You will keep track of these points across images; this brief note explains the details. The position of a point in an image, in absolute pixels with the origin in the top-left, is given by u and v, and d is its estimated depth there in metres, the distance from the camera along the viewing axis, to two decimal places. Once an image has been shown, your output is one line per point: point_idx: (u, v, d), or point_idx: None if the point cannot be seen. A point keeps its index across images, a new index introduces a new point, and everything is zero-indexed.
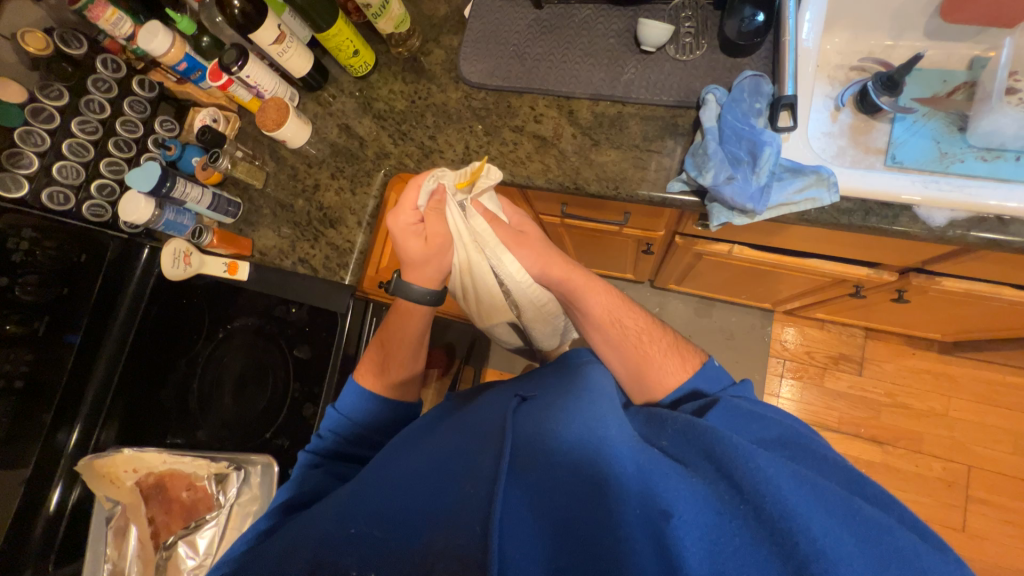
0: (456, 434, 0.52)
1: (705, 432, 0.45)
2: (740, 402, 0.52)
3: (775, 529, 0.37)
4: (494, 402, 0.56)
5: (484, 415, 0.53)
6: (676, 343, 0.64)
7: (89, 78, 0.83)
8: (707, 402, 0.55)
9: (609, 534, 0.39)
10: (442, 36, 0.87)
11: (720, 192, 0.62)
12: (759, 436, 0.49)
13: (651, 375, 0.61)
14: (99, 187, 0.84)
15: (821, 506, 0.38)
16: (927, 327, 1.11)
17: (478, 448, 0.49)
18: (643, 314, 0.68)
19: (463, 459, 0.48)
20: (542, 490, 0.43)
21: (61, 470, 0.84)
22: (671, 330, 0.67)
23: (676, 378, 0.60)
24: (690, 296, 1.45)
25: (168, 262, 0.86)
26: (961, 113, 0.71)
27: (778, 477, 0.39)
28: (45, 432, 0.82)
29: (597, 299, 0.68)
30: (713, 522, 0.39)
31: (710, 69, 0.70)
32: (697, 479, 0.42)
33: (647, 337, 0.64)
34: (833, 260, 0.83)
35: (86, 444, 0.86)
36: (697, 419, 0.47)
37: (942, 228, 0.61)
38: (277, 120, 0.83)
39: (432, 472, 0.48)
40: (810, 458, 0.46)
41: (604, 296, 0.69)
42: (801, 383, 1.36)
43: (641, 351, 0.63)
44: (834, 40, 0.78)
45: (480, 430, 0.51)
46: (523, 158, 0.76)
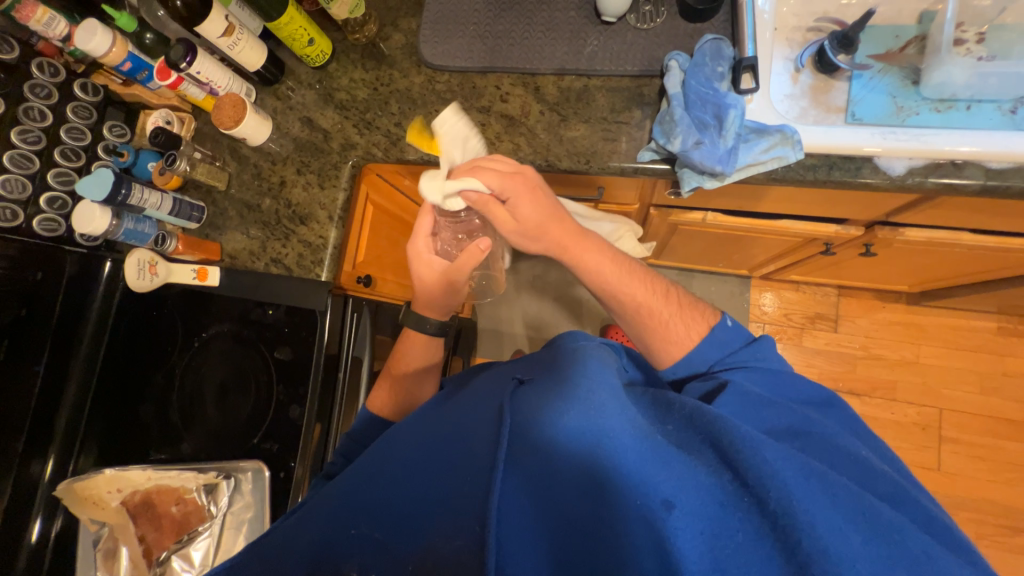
0: (453, 420, 0.52)
1: (712, 420, 0.45)
2: (753, 391, 0.53)
3: (779, 523, 0.38)
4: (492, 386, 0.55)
5: (481, 400, 0.53)
6: (685, 304, 0.65)
7: (26, 83, 0.77)
8: (716, 387, 0.56)
9: (607, 522, 0.40)
10: (399, 19, 0.84)
11: (689, 157, 0.62)
12: (772, 424, 0.50)
13: (661, 338, 0.63)
14: (49, 201, 0.80)
15: (828, 496, 0.39)
16: (894, 279, 1.16)
17: (475, 435, 0.48)
18: (643, 277, 0.65)
19: (459, 446, 0.47)
20: (539, 476, 0.43)
21: (38, 501, 0.81)
22: (678, 291, 0.66)
23: (681, 349, 0.62)
24: (670, 269, 1.47)
25: (133, 273, 0.83)
26: (914, 67, 0.73)
27: (788, 471, 0.40)
28: (17, 462, 0.79)
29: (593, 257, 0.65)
30: (715, 514, 0.39)
31: (672, 36, 0.70)
32: (700, 465, 0.42)
33: (649, 310, 0.63)
34: (804, 220, 0.84)
35: (63, 470, 0.83)
36: (706, 405, 0.46)
37: (902, 176, 0.63)
38: (235, 117, 0.80)
39: (427, 457, 0.48)
40: (819, 447, 0.47)
41: (602, 259, 0.65)
42: (781, 344, 1.41)
43: (646, 322, 0.63)
44: (790, 3, 0.79)
45: (478, 416, 0.50)
46: (492, 139, 0.76)
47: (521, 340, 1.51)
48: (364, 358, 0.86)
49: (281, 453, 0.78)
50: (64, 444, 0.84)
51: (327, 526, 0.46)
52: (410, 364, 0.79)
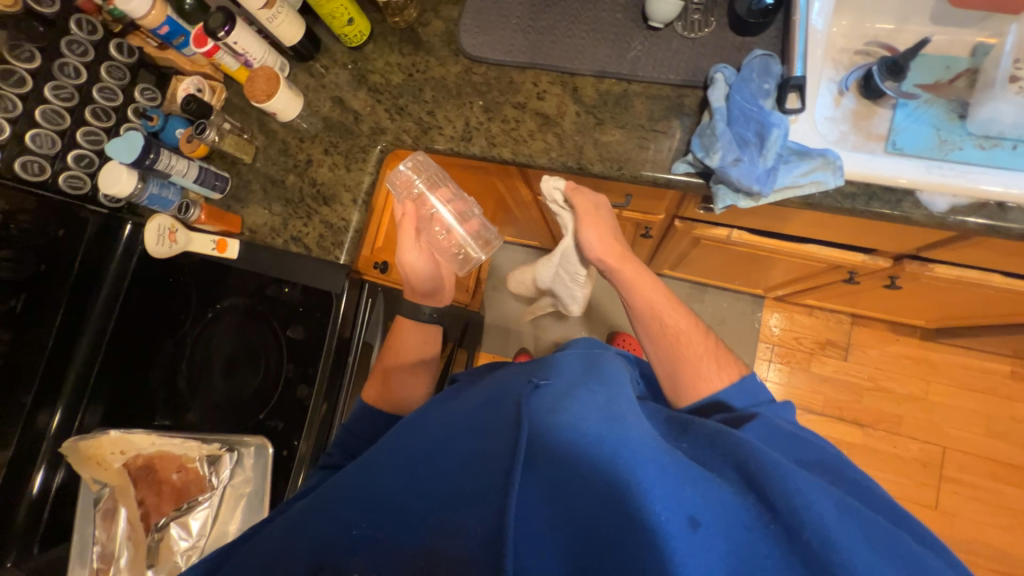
0: (471, 417, 0.52)
1: (736, 443, 0.46)
2: (776, 424, 0.54)
3: (810, 555, 0.37)
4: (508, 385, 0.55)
5: (499, 398, 0.53)
6: (717, 348, 0.66)
7: (63, 40, 0.77)
8: (742, 416, 0.56)
9: (628, 536, 0.38)
10: (441, 6, 0.83)
11: (727, 174, 0.61)
12: (794, 456, 0.50)
13: (688, 376, 0.64)
14: (77, 158, 0.80)
15: (861, 533, 0.38)
16: (913, 313, 1.14)
17: (492, 433, 0.47)
18: (689, 313, 0.70)
19: (476, 444, 0.47)
20: (561, 479, 0.42)
21: (43, 453, 0.82)
22: (717, 336, 0.68)
23: (709, 387, 0.62)
24: (683, 282, 1.46)
25: (152, 239, 0.82)
26: (962, 100, 0.72)
27: (819, 503, 0.39)
28: (26, 413, 0.79)
29: (636, 280, 0.71)
30: (741, 536, 0.39)
31: (719, 48, 0.69)
32: (725, 488, 0.42)
33: (688, 340, 0.66)
34: (831, 246, 0.83)
35: (69, 426, 0.83)
36: (727, 430, 0.48)
37: (943, 214, 0.61)
38: (268, 92, 0.80)
39: (445, 452, 0.48)
40: (848, 484, 0.46)
41: (647, 284, 0.70)
42: (788, 367, 1.39)
43: (680, 352, 0.66)
44: (841, 23, 0.78)
45: (495, 414, 0.50)
46: (525, 136, 0.75)
47: (527, 339, 1.50)
48: (375, 344, 0.89)
49: (286, 431, 0.78)
50: (70, 401, 0.84)
51: (336, 520, 0.46)
52: None
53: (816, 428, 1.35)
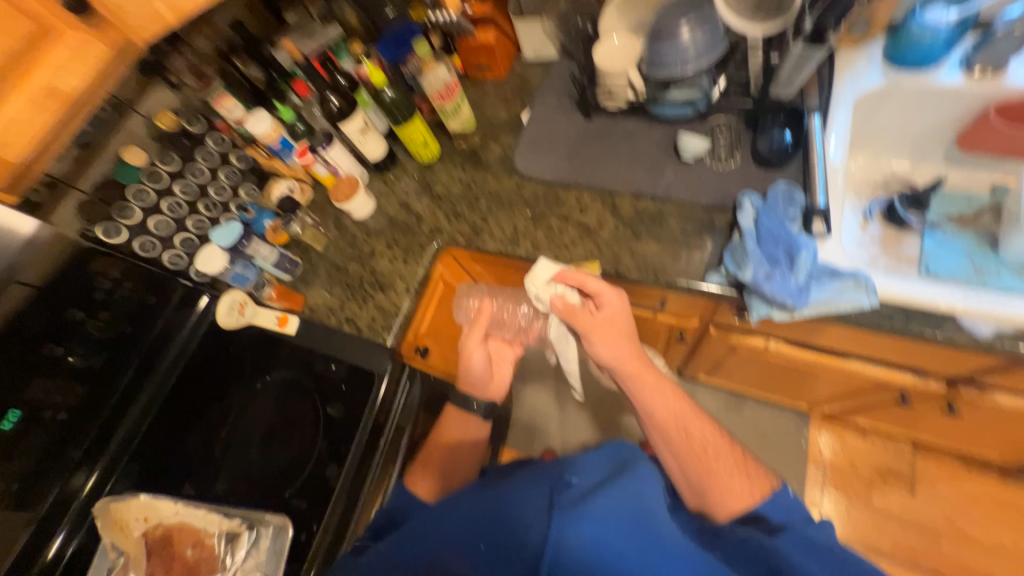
0: (500, 514, 0.54)
1: (768, 552, 0.54)
2: (815, 532, 0.57)
3: None
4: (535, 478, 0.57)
5: (525, 498, 0.55)
6: (741, 462, 0.65)
7: (199, 150, 0.96)
8: (780, 522, 0.59)
9: None
10: (500, 135, 0.99)
11: (760, 287, 0.65)
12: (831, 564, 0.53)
13: (715, 494, 0.62)
14: (183, 240, 0.94)
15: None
16: (983, 446, 1.04)
17: (522, 544, 0.50)
18: (705, 417, 0.69)
19: (507, 551, 0.50)
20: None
21: (68, 517, 0.81)
22: (739, 445, 0.67)
23: (736, 505, 0.61)
24: (720, 390, 1.41)
25: (224, 311, 0.93)
26: (990, 232, 0.76)
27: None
28: (68, 471, 0.81)
29: (655, 391, 0.69)
30: None
31: (745, 177, 0.77)
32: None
33: (713, 452, 0.65)
34: (874, 364, 0.81)
35: (98, 492, 0.84)
36: (763, 541, 0.55)
37: (989, 339, 0.61)
38: (347, 194, 0.95)
39: (480, 552, 0.52)
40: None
41: (665, 395, 0.69)
42: (845, 497, 1.25)
43: (707, 468, 0.64)
44: (858, 161, 0.87)
45: (523, 518, 0.52)
46: (567, 243, 0.83)
47: (554, 438, 1.44)
48: (405, 429, 0.87)
49: (308, 511, 0.77)
50: (107, 463, 0.85)
51: None
52: None
53: None
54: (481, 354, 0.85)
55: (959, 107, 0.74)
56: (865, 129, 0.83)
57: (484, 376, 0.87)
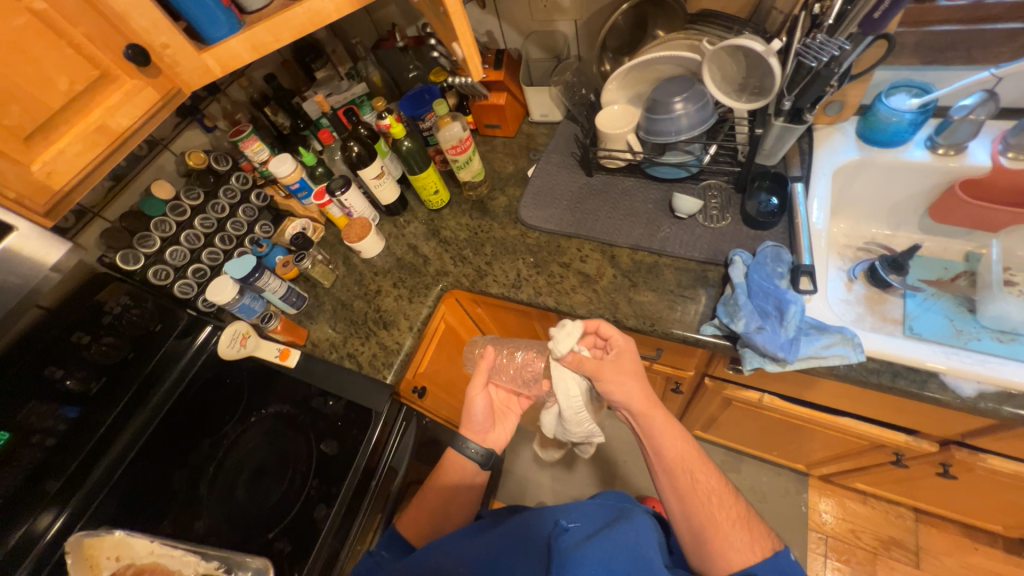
0: (505, 552, 0.60)
1: None
2: None
3: None
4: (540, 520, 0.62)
5: (528, 536, 0.60)
6: (746, 518, 0.63)
7: (222, 187, 1.02)
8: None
9: None
10: (507, 187, 1.06)
11: (752, 338, 0.67)
12: None
13: (717, 547, 0.60)
14: (194, 271, 0.97)
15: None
16: (983, 515, 1.02)
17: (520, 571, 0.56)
18: (713, 467, 0.69)
19: None
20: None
21: (28, 560, 0.75)
22: (745, 500, 0.66)
23: (740, 561, 0.58)
24: (717, 447, 1.39)
25: (226, 341, 0.92)
26: (967, 296, 0.80)
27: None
28: (43, 504, 0.78)
29: (665, 433, 0.69)
30: None
31: (735, 236, 0.82)
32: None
33: (719, 501, 0.64)
34: (867, 422, 0.82)
35: (63, 535, 0.79)
36: None
37: (973, 399, 0.62)
38: (359, 235, 0.99)
39: None
40: None
41: (676, 438, 0.69)
42: (848, 568, 1.20)
43: (709, 517, 0.62)
44: (839, 226, 0.94)
45: (525, 553, 0.58)
46: (567, 289, 0.87)
47: (546, 492, 1.40)
48: (398, 471, 0.86)
49: (292, 555, 0.74)
50: (81, 500, 0.82)
51: None
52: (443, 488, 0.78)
53: None
54: (484, 401, 0.85)
55: (928, 181, 0.81)
56: (843, 199, 0.90)
57: (484, 424, 0.86)
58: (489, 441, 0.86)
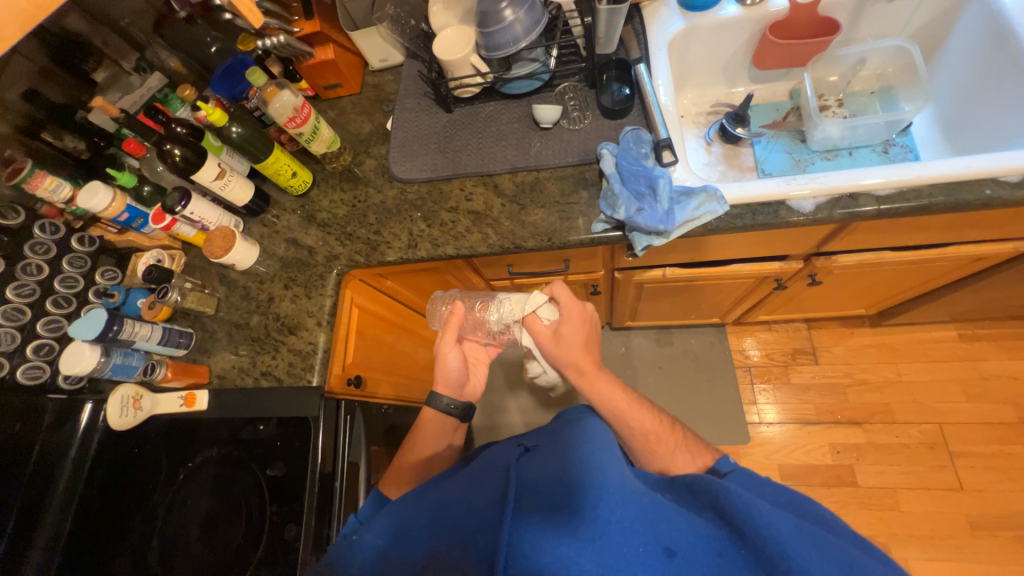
0: (469, 481, 0.61)
1: (709, 483, 0.52)
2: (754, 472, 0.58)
3: (774, 567, 0.44)
4: (500, 452, 0.65)
5: (490, 465, 0.62)
6: (687, 437, 0.69)
7: (26, 243, 0.83)
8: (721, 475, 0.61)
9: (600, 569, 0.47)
10: (370, 148, 0.98)
11: (634, 222, 0.72)
12: (773, 497, 0.54)
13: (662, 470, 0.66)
14: (36, 348, 0.81)
15: (820, 558, 0.44)
16: (852, 304, 1.25)
17: (485, 492, 0.58)
18: (650, 409, 0.71)
19: (472, 502, 0.57)
20: (554, 506, 0.52)
21: None
22: (681, 425, 0.71)
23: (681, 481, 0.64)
24: (649, 329, 1.53)
25: (115, 411, 0.81)
26: (797, 130, 0.92)
27: (777, 525, 0.46)
28: None
29: (597, 387, 0.71)
30: (715, 561, 0.47)
31: (600, 131, 0.84)
32: (698, 522, 0.50)
33: (656, 437, 0.68)
34: (750, 262, 0.94)
35: None
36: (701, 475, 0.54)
37: (812, 212, 0.72)
38: (224, 247, 0.88)
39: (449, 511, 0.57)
40: (815, 516, 0.52)
41: (613, 388, 0.71)
42: (770, 384, 1.44)
43: (651, 451, 0.67)
44: (688, 97, 1.00)
45: (488, 476, 0.60)
46: (463, 232, 0.85)
47: (518, 427, 1.47)
48: (360, 464, 0.83)
49: None
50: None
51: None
52: (407, 460, 0.78)
53: (819, 438, 1.36)
54: (458, 355, 0.83)
55: (746, 33, 0.88)
56: (685, 70, 0.95)
57: (461, 378, 0.85)
58: (465, 395, 0.86)
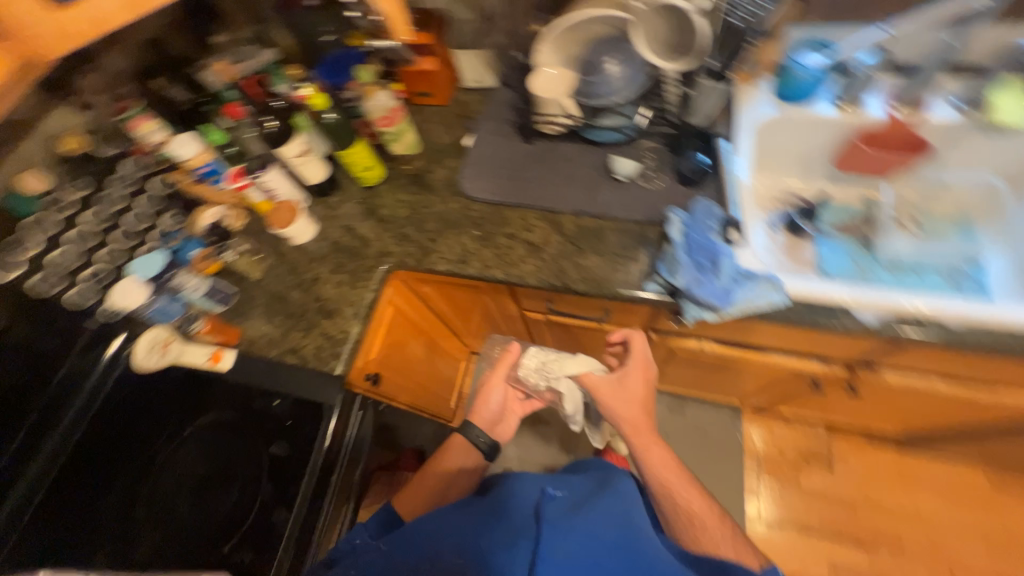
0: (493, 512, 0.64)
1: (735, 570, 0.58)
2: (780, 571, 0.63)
3: None
4: (522, 490, 0.67)
5: (513, 503, 0.65)
6: (734, 532, 0.68)
7: (112, 177, 0.89)
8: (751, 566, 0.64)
9: None
10: (444, 159, 1.01)
11: (692, 292, 0.73)
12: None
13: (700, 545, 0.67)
14: (92, 274, 0.85)
15: None
16: (881, 422, 1.20)
17: (511, 529, 0.60)
18: (701, 492, 0.73)
19: (499, 534, 0.60)
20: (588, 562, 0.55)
21: None
22: (734, 522, 0.70)
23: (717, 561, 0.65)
24: (663, 394, 1.50)
25: (143, 350, 0.83)
26: (864, 237, 0.91)
27: None
28: None
29: (653, 453, 0.75)
30: None
31: (671, 195, 0.85)
32: None
33: (699, 521, 0.69)
34: (791, 356, 0.91)
35: None
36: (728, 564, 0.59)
37: (874, 326, 0.71)
38: (287, 219, 0.93)
39: (474, 539, 0.60)
40: None
41: (665, 456, 0.75)
42: (776, 481, 1.38)
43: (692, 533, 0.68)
44: (760, 180, 1.01)
45: (514, 513, 0.63)
46: (516, 260, 0.86)
47: (511, 460, 1.44)
48: (357, 462, 0.84)
49: (254, 564, 0.71)
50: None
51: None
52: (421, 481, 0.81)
53: (818, 551, 1.28)
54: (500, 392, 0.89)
55: (830, 133, 0.90)
56: (764, 155, 0.96)
57: (494, 415, 0.89)
58: (496, 431, 0.90)
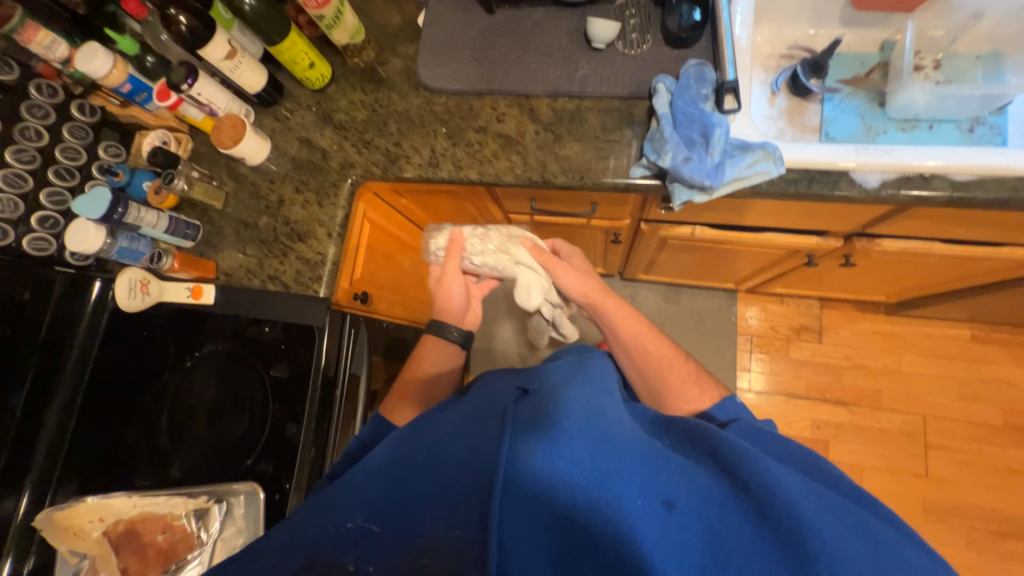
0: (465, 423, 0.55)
1: (713, 436, 0.50)
2: (751, 424, 0.57)
3: (771, 513, 0.42)
4: (497, 387, 0.61)
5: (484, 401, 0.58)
6: (700, 371, 0.75)
7: (23, 103, 0.77)
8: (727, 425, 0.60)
9: (609, 529, 0.42)
10: (397, 45, 0.88)
11: (679, 172, 0.66)
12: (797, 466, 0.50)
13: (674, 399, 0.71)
14: (42, 220, 0.79)
15: (832, 518, 0.41)
16: (873, 290, 1.20)
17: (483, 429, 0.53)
18: (670, 344, 0.77)
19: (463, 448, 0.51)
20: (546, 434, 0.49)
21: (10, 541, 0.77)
22: (695, 360, 0.77)
23: (688, 407, 0.70)
24: (658, 284, 1.52)
25: (123, 293, 0.81)
26: (879, 90, 0.80)
27: (791, 486, 0.43)
28: None
29: (608, 305, 0.79)
30: (717, 514, 0.43)
31: (657, 61, 0.74)
32: (716, 483, 0.46)
33: (671, 365, 0.74)
34: (785, 232, 0.88)
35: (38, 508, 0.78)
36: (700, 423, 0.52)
37: (876, 189, 0.66)
38: (233, 137, 0.80)
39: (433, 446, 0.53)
40: (823, 476, 0.48)
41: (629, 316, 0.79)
42: (769, 357, 1.44)
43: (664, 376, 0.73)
44: (764, 32, 0.87)
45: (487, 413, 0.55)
46: (489, 157, 0.79)
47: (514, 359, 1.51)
48: (364, 375, 0.86)
49: (276, 473, 0.76)
50: (36, 481, 0.79)
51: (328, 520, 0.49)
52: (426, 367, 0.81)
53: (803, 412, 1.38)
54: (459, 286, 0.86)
55: None
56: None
57: (462, 307, 0.87)
58: (466, 324, 0.88)
